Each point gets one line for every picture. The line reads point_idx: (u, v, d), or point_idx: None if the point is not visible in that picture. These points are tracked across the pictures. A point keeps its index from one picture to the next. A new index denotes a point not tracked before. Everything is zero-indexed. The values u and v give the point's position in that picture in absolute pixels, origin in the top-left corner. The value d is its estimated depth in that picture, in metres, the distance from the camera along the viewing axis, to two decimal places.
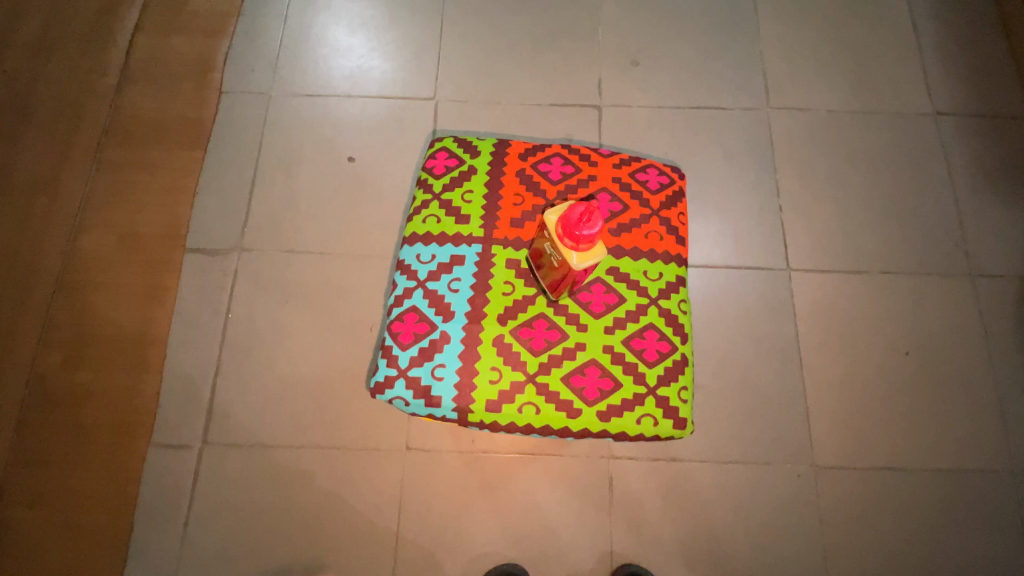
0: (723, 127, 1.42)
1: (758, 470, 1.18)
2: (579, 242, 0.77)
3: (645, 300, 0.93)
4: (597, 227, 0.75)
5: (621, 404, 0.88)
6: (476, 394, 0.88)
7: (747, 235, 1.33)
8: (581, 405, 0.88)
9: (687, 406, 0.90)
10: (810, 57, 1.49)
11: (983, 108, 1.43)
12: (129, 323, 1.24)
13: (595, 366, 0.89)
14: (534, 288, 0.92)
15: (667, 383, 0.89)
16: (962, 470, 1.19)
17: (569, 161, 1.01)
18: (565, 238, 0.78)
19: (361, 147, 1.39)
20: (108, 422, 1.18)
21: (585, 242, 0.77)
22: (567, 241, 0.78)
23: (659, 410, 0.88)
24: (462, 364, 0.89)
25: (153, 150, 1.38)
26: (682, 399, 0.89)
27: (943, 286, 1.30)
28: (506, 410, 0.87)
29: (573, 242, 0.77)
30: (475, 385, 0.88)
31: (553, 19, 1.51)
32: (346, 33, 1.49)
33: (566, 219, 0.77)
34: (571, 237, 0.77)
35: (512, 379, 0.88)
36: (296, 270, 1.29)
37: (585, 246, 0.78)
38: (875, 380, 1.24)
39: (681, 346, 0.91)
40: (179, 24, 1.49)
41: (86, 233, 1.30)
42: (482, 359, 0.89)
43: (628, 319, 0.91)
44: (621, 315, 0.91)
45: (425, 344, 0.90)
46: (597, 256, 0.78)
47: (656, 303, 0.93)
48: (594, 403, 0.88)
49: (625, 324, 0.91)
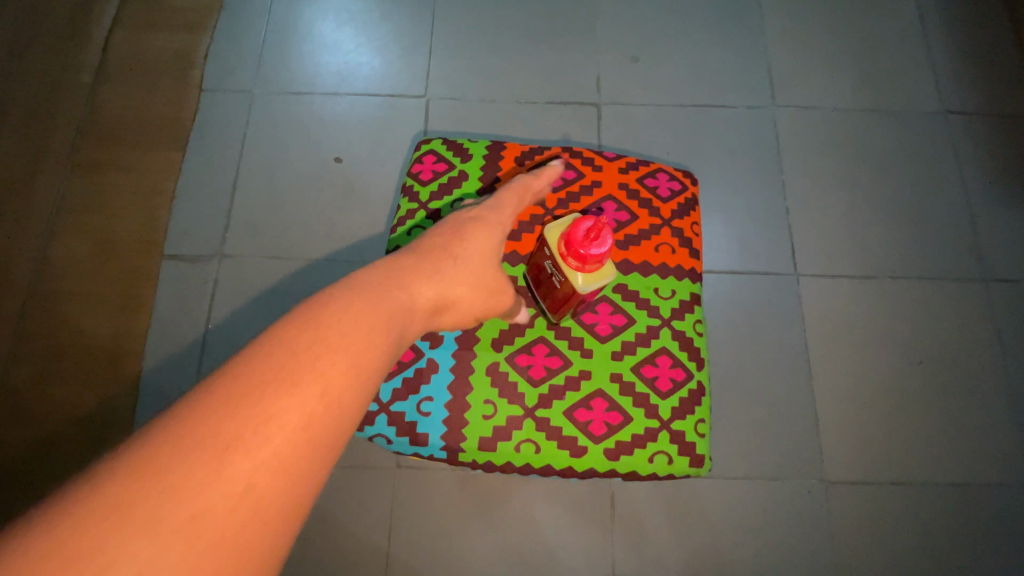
0: (727, 125, 1.36)
1: (766, 484, 1.13)
2: (585, 262, 0.72)
3: (657, 322, 0.87)
4: (606, 246, 0.70)
5: (631, 440, 0.82)
6: (467, 430, 0.81)
7: (752, 239, 1.27)
8: (587, 441, 0.81)
9: (704, 441, 0.84)
10: (816, 53, 1.44)
11: (996, 106, 1.38)
12: (103, 335, 1.17)
13: (601, 398, 0.83)
14: (532, 309, 0.87)
15: (682, 416, 0.83)
16: (977, 483, 1.14)
17: (570, 165, 0.95)
18: (569, 257, 0.73)
19: (349, 147, 1.33)
20: (80, 439, 1.11)
21: (591, 262, 0.72)
22: (572, 260, 0.73)
23: (673, 446, 0.82)
24: (451, 398, 0.83)
25: (130, 151, 1.31)
26: (698, 433, 0.83)
27: (955, 292, 1.25)
28: (503, 449, 0.81)
29: (578, 262, 0.72)
30: (466, 420, 0.82)
31: (550, 13, 1.45)
32: (332, 28, 1.42)
33: (571, 237, 0.71)
34: (576, 256, 0.72)
35: (509, 413, 0.82)
36: (281, 277, 1.23)
37: (591, 267, 0.72)
38: (887, 390, 1.19)
39: (696, 373, 0.86)
40: (157, 19, 1.42)
41: (59, 239, 1.23)
42: (474, 391, 0.83)
43: (637, 344, 0.86)
44: (630, 338, 0.86)
45: (410, 374, 0.84)
46: (604, 278, 0.74)
47: (669, 324, 0.87)
48: (601, 440, 0.81)
49: (635, 348, 0.85)
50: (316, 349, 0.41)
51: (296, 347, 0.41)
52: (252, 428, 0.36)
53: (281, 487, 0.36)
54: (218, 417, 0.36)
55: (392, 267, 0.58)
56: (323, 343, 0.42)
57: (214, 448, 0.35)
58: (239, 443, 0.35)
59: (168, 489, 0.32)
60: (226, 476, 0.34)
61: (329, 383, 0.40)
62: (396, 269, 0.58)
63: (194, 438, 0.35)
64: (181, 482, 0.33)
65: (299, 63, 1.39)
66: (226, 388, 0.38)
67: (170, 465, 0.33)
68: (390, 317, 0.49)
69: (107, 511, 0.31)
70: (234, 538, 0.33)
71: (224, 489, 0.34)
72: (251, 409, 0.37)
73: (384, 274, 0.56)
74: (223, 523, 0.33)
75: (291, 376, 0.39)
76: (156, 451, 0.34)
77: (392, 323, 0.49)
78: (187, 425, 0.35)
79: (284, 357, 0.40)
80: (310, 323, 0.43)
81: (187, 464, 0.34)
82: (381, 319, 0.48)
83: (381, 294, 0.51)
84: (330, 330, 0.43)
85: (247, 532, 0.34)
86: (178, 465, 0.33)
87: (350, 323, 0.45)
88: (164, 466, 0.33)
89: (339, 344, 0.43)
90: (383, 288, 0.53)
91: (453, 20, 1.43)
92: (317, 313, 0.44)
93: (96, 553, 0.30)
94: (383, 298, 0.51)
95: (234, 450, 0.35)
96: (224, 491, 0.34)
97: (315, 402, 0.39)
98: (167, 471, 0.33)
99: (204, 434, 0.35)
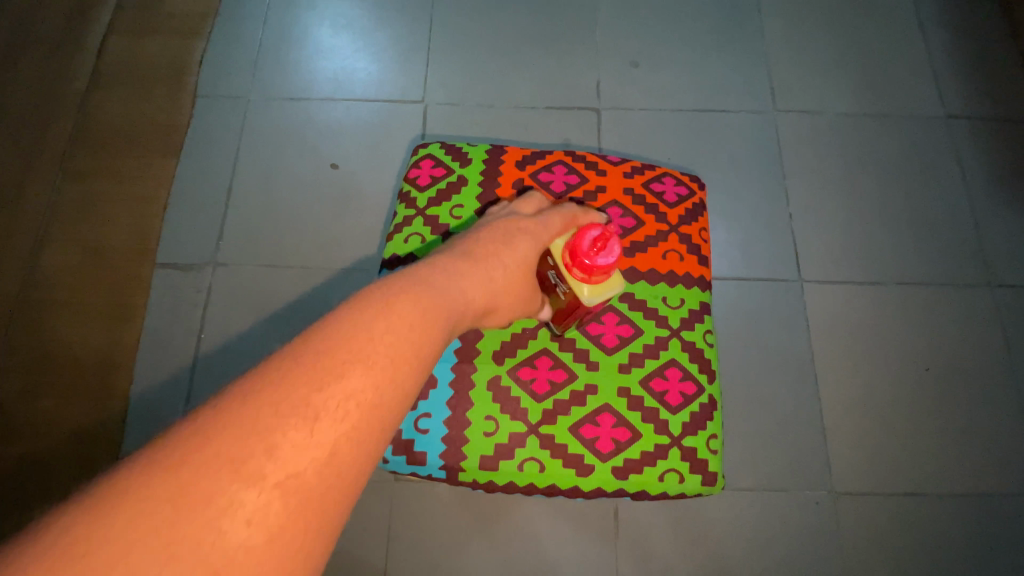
0: (728, 130, 1.35)
1: (773, 496, 1.10)
2: (591, 272, 0.71)
3: (665, 333, 0.85)
4: (613, 256, 0.69)
5: (641, 457, 0.79)
6: (468, 448, 0.79)
7: (755, 245, 1.26)
8: (594, 459, 0.79)
9: (716, 458, 0.81)
10: (817, 58, 1.43)
11: (1002, 109, 1.37)
12: (92, 344, 1.14)
13: (608, 413, 0.81)
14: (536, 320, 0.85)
15: (693, 432, 0.81)
16: (988, 493, 1.11)
17: (573, 170, 0.93)
18: (577, 267, 0.72)
19: (346, 153, 1.31)
20: (69, 453, 1.08)
21: (598, 272, 0.71)
22: (579, 270, 0.71)
23: (684, 463, 0.80)
24: (451, 414, 0.80)
25: (122, 158, 1.29)
26: (711, 449, 0.81)
27: (962, 297, 1.23)
28: (506, 467, 0.78)
29: (585, 272, 0.71)
30: (466, 437, 0.79)
31: (552, 18, 1.44)
32: (329, 33, 1.40)
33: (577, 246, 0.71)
34: (584, 265, 0.71)
35: (512, 430, 0.80)
36: (276, 286, 1.20)
37: (598, 278, 0.71)
38: (894, 398, 1.17)
39: (707, 386, 0.84)
40: (151, 25, 1.41)
41: (49, 248, 1.20)
42: (475, 407, 0.80)
43: (645, 356, 0.84)
44: (638, 350, 0.84)
45: None
46: (611, 290, 0.72)
47: (678, 335, 0.85)
48: (609, 457, 0.79)
49: (643, 361, 0.83)
50: (382, 332, 0.45)
51: (363, 331, 0.44)
52: (330, 401, 0.39)
53: (352, 459, 0.39)
54: (302, 389, 0.39)
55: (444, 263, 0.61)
56: (389, 327, 0.46)
57: (296, 418, 0.38)
58: (319, 414, 0.39)
59: (259, 454, 0.36)
60: (307, 448, 0.37)
61: (395, 366, 0.44)
62: (449, 265, 0.61)
63: (281, 406, 0.38)
64: (267, 447, 0.36)
65: (297, 71, 1.39)
66: (303, 364, 0.40)
67: (263, 431, 0.37)
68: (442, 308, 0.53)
69: (207, 467, 0.34)
70: (312, 504, 0.37)
71: (308, 458, 0.37)
72: (332, 383, 0.40)
73: (436, 270, 0.59)
74: (302, 491, 0.36)
75: (363, 359, 0.42)
76: (245, 416, 0.37)
77: (445, 317, 0.52)
78: (271, 396, 0.39)
79: (354, 336, 0.44)
80: (379, 308, 0.46)
81: (274, 431, 0.37)
82: (435, 310, 0.51)
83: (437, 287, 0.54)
84: (392, 317, 0.47)
85: (319, 501, 0.37)
86: (269, 428, 0.37)
87: (408, 310, 0.48)
88: (252, 430, 0.36)
89: (401, 329, 0.46)
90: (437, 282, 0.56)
91: (454, 25, 1.42)
92: (383, 299, 0.48)
93: (195, 507, 0.33)
94: (438, 291, 0.54)
95: (317, 420, 0.38)
96: (305, 459, 0.37)
97: (383, 383, 0.42)
98: (258, 434, 0.36)
99: (290, 402, 0.38)
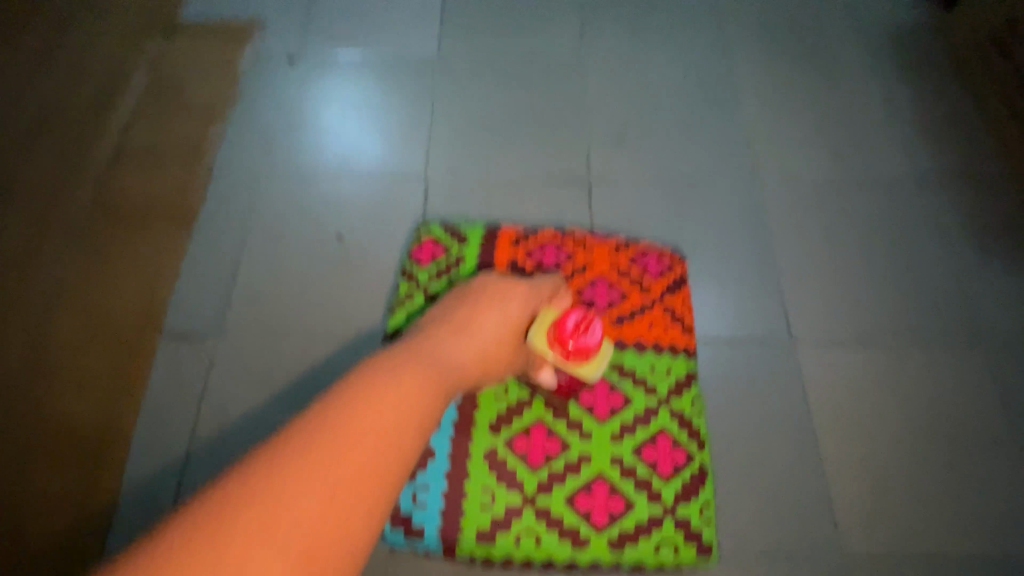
0: (713, 198, 1.42)
1: (781, 567, 1.07)
2: (579, 351, 0.86)
3: (650, 408, 1.01)
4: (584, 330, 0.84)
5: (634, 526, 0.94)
6: (467, 521, 0.92)
7: (747, 308, 1.29)
8: (592, 530, 0.93)
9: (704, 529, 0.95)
10: (794, 131, 1.52)
11: (973, 176, 1.45)
12: (93, 417, 1.15)
13: (602, 484, 0.96)
14: (530, 398, 1.02)
15: (679, 502, 0.95)
16: (1002, 561, 1.08)
17: (565, 249, 1.09)
18: (563, 343, 0.85)
19: (350, 227, 1.38)
20: (63, 530, 1.07)
21: (583, 350, 0.85)
22: (565, 346, 0.85)
23: (676, 531, 0.94)
24: (449, 489, 0.94)
25: (136, 234, 1.35)
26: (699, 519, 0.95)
27: (953, 356, 1.25)
28: (509, 537, 0.92)
29: (575, 349, 0.86)
30: (464, 510, 0.93)
31: (551, 96, 1.56)
32: (338, 116, 1.51)
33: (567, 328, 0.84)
34: (571, 343, 0.85)
35: (513, 503, 0.94)
36: (279, 355, 1.23)
37: (576, 350, 0.85)
38: (896, 459, 1.16)
39: (695, 459, 0.99)
40: (170, 110, 1.51)
41: (58, 321, 1.24)
42: (475, 482, 0.95)
43: (632, 430, 1.00)
44: (625, 426, 1.00)
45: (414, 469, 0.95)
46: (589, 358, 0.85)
47: (661, 411, 1.02)
48: (604, 527, 0.93)
49: (631, 435, 1.00)
50: (374, 404, 0.59)
51: (359, 404, 0.58)
52: (359, 446, 0.55)
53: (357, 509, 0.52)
54: (315, 452, 0.52)
55: (425, 341, 0.76)
56: (379, 399, 0.60)
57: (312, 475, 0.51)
58: (348, 450, 0.54)
59: (312, 485, 0.50)
60: (346, 481, 0.52)
61: (401, 416, 0.60)
62: (429, 342, 0.76)
63: (322, 449, 0.53)
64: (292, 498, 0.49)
65: (306, 149, 1.48)
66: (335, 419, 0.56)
67: (308, 467, 0.51)
68: (425, 380, 0.67)
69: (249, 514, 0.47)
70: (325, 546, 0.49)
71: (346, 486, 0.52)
72: (339, 446, 0.54)
73: (418, 347, 0.74)
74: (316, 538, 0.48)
75: (377, 412, 0.58)
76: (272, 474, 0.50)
77: (427, 387, 0.66)
78: (291, 459, 0.51)
79: (356, 411, 0.58)
80: (386, 376, 0.63)
81: (322, 466, 0.52)
82: (419, 383, 0.66)
83: (422, 366, 0.69)
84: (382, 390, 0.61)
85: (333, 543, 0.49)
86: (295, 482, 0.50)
87: (395, 386, 0.62)
88: (281, 486, 0.49)
89: (389, 401, 0.60)
90: (420, 359, 0.70)
91: (460, 106, 1.54)
92: (374, 378, 0.63)
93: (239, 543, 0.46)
94: (421, 367, 0.69)
95: (349, 460, 0.53)
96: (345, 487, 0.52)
97: (390, 430, 0.58)
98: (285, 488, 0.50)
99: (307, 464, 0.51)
